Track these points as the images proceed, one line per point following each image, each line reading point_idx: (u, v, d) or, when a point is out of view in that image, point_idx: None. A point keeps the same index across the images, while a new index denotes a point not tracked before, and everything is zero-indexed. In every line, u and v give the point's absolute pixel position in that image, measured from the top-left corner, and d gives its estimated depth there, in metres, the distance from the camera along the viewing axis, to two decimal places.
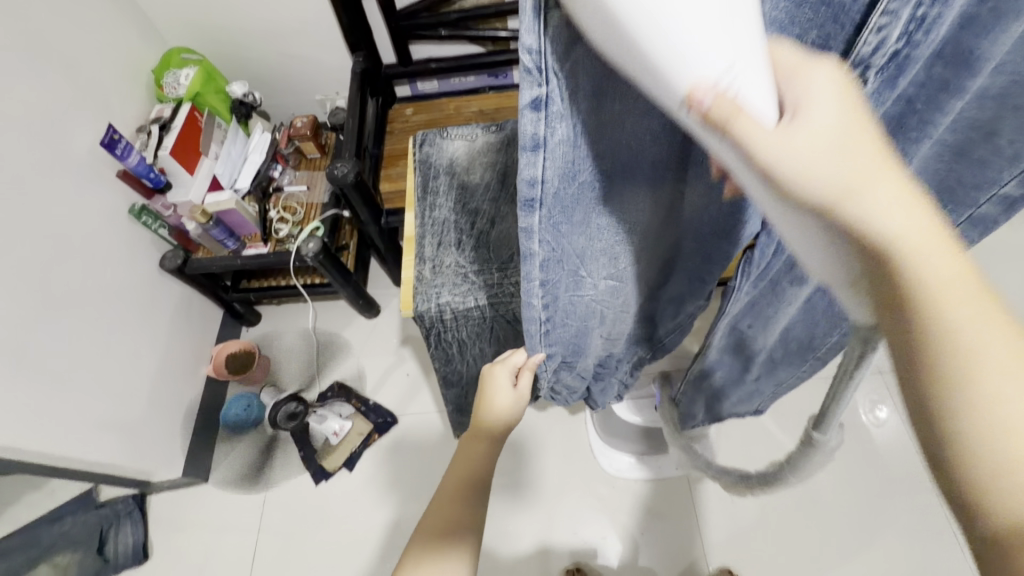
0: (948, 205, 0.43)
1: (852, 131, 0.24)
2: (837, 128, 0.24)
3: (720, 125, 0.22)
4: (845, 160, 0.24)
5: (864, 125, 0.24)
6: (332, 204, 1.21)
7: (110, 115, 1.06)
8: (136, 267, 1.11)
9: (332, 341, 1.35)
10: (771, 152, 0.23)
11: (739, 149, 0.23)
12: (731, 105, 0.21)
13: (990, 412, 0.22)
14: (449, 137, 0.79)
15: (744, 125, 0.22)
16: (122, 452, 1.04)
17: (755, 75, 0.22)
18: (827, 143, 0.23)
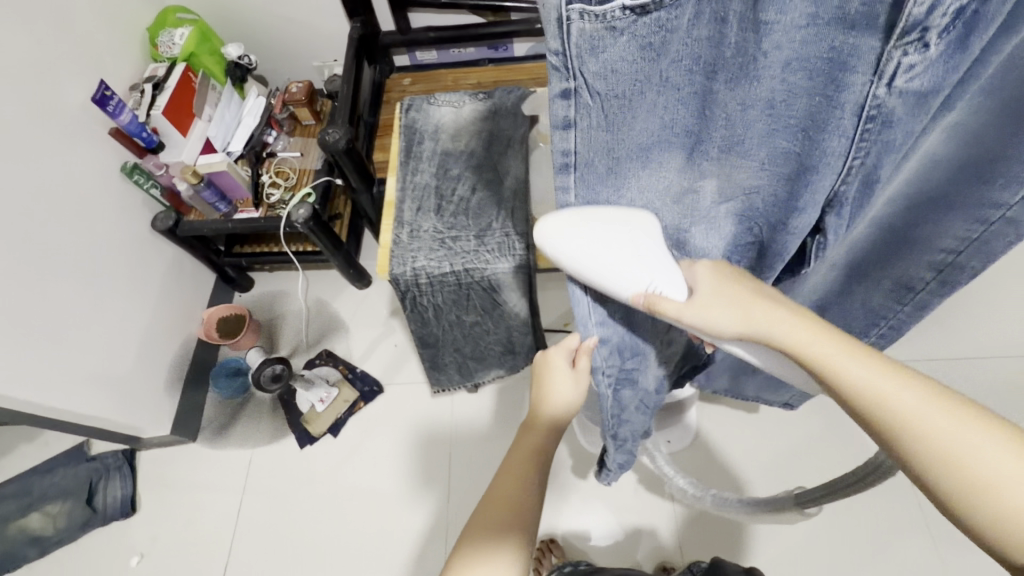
0: (999, 183, 0.40)
1: (738, 298, 0.41)
2: (723, 293, 0.41)
3: (658, 310, 0.40)
4: (737, 312, 0.41)
5: (739, 284, 0.42)
6: (324, 172, 1.20)
7: (103, 72, 1.06)
8: (128, 226, 1.11)
9: (322, 310, 1.36)
10: (702, 317, 0.40)
11: (677, 322, 0.41)
12: (661, 299, 0.40)
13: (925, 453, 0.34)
14: (436, 102, 0.77)
15: (673, 309, 0.40)
16: (111, 407, 1.06)
17: (668, 276, 0.40)
18: (721, 304, 0.41)
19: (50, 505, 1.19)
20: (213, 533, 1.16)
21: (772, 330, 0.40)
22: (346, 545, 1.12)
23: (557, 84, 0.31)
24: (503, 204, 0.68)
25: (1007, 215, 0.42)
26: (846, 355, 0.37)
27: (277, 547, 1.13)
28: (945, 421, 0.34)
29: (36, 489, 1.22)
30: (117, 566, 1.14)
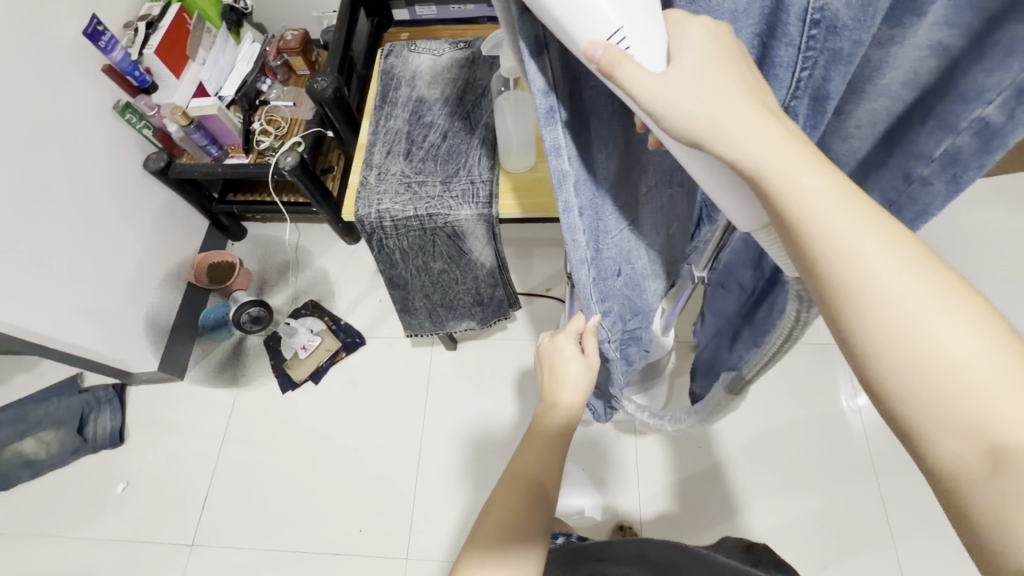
0: (929, 126, 0.36)
1: (723, 80, 0.30)
2: (707, 66, 0.29)
3: (612, 76, 0.29)
4: (713, 95, 0.30)
5: (736, 69, 0.30)
6: (315, 122, 1.20)
7: (96, 6, 1.05)
8: (120, 164, 1.13)
9: (311, 262, 1.38)
10: (657, 101, 0.30)
11: (638, 98, 0.30)
12: (623, 61, 0.28)
13: (860, 292, 0.28)
14: (416, 49, 0.77)
15: (633, 79, 0.29)
16: (98, 339, 1.10)
17: (644, 32, 0.29)
18: (699, 78, 0.30)
19: (44, 432, 1.25)
20: (197, 468, 1.20)
21: (730, 134, 0.30)
22: (321, 486, 1.16)
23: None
24: (472, 152, 0.69)
25: (925, 173, 0.38)
26: (827, 177, 0.29)
27: (255, 483, 1.18)
28: (912, 276, 0.27)
29: (31, 416, 1.28)
30: (105, 491, 1.20)
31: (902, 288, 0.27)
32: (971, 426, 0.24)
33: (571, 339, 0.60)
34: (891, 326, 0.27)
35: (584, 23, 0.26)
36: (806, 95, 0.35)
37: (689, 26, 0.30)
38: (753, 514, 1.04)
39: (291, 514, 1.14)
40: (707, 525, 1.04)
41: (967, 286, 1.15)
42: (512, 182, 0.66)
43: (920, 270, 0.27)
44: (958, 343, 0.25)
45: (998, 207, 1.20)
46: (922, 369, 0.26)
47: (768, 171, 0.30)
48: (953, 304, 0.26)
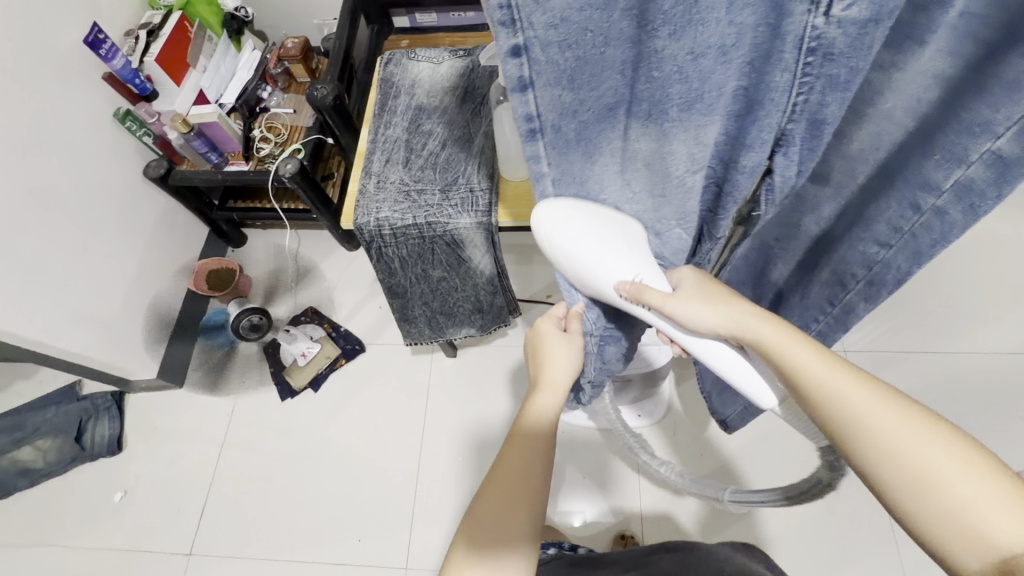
0: (936, 158, 0.37)
1: (721, 299, 0.46)
2: (707, 289, 0.47)
3: (642, 300, 0.45)
4: (716, 305, 0.46)
5: (727, 296, 0.46)
6: (315, 130, 1.20)
7: (97, 15, 1.06)
8: (119, 172, 1.13)
9: (311, 269, 1.38)
10: (679, 311, 0.45)
11: (662, 310, 0.45)
12: (645, 290, 0.44)
13: (874, 448, 0.36)
14: (415, 58, 0.77)
15: (657, 300, 0.44)
16: (97, 347, 1.10)
17: (652, 272, 0.45)
18: (704, 297, 0.46)
19: (41, 440, 1.24)
20: (195, 477, 1.20)
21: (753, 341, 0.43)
22: (320, 495, 1.15)
23: (504, 43, 0.28)
24: (470, 159, 0.68)
25: (936, 204, 0.40)
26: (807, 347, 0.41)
27: (254, 494, 1.17)
28: (885, 412, 0.36)
29: (28, 424, 1.27)
30: (102, 500, 1.19)
31: (895, 435, 0.36)
32: (968, 537, 0.31)
33: (554, 323, 0.59)
34: (900, 465, 0.35)
35: (611, 275, 0.44)
36: (802, 121, 0.36)
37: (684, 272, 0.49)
38: (755, 524, 1.03)
39: (289, 523, 1.13)
40: (708, 536, 1.03)
41: (972, 295, 1.14)
42: (510, 193, 0.66)
43: (895, 409, 0.36)
44: (943, 470, 0.33)
45: (1002, 214, 1.20)
46: (932, 497, 0.33)
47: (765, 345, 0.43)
48: (940, 448, 0.34)
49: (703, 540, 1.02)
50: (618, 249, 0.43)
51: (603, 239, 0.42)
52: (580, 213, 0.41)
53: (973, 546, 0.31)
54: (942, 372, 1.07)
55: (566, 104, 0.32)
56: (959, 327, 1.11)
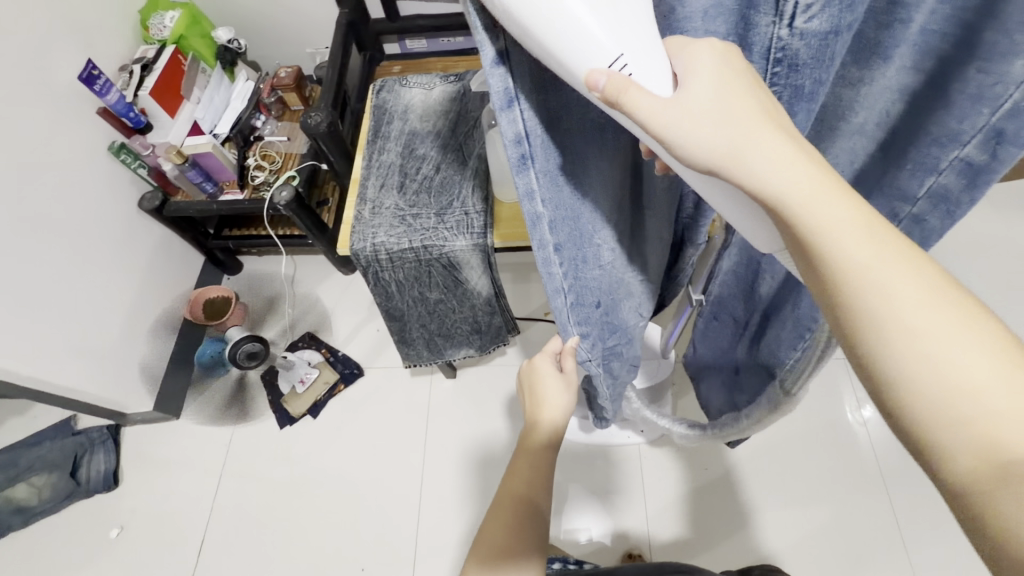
0: (908, 168, 0.37)
1: (736, 110, 0.31)
2: (722, 90, 0.30)
3: (619, 104, 0.29)
4: (728, 120, 0.30)
5: (751, 106, 0.31)
6: (310, 156, 1.21)
7: (93, 51, 1.08)
8: (115, 204, 1.14)
9: (307, 294, 1.38)
10: (671, 129, 0.30)
11: (642, 123, 0.30)
12: (629, 89, 0.28)
13: (870, 308, 0.29)
14: (407, 84, 0.78)
15: (639, 104, 0.29)
16: (93, 380, 1.09)
17: (648, 61, 0.29)
18: (712, 102, 0.30)
19: (37, 476, 1.22)
20: (192, 510, 1.17)
21: (752, 172, 0.30)
22: (321, 523, 1.13)
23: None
24: (465, 182, 0.69)
25: (913, 212, 0.39)
26: (831, 191, 0.30)
27: (253, 525, 1.14)
28: (909, 284, 0.28)
29: (22, 462, 1.25)
30: (98, 537, 1.16)
31: (900, 295, 0.28)
32: (983, 450, 0.25)
33: (548, 358, 0.61)
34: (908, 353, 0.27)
35: (580, 55, 0.27)
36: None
37: (695, 52, 0.31)
38: (766, 538, 1.01)
39: (290, 553, 1.11)
40: (718, 552, 1.01)
41: None
42: (505, 213, 0.66)
43: (930, 290, 0.28)
44: (967, 364, 0.26)
45: (990, 215, 1.22)
46: (956, 394, 0.26)
47: (791, 203, 0.30)
48: (944, 314, 0.28)
49: (714, 557, 1.01)
50: (591, 10, 0.26)
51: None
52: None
53: (981, 453, 0.25)
54: None
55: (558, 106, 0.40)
56: None
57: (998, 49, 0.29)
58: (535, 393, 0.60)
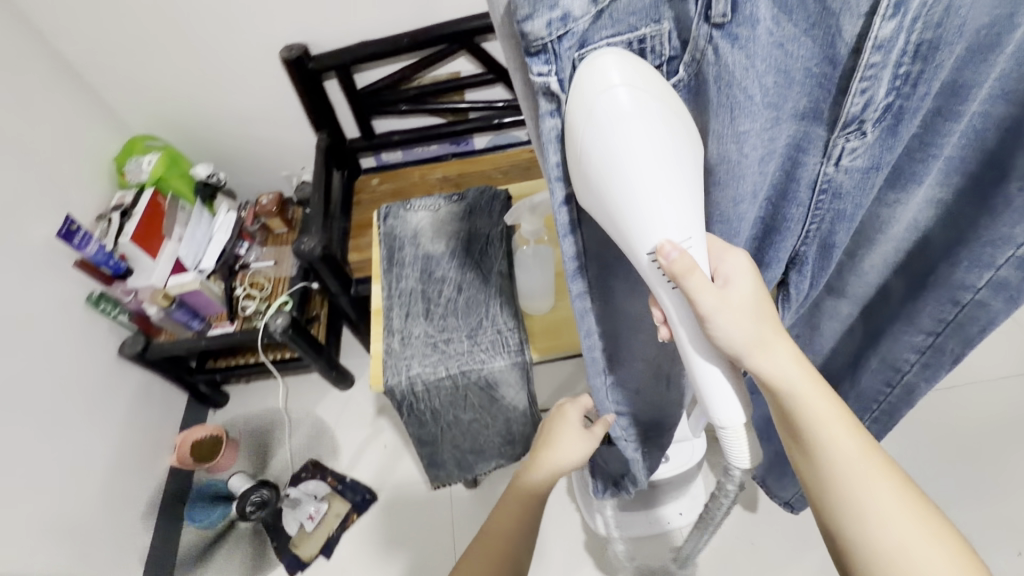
0: (963, 266, 0.42)
1: (760, 311, 0.38)
2: (755, 294, 0.37)
3: (680, 280, 0.33)
4: (757, 327, 0.37)
5: (768, 311, 0.38)
6: (300, 277, 1.20)
7: (69, 205, 1.06)
8: (94, 356, 1.07)
9: (305, 418, 1.30)
10: (715, 313, 0.35)
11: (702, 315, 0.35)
12: (687, 263, 0.32)
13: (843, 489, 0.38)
14: (412, 208, 0.79)
15: (698, 284, 0.33)
16: (74, 560, 0.96)
17: (699, 246, 0.34)
18: (746, 307, 0.37)
19: None
20: None
21: (767, 372, 0.38)
22: None
23: (559, 195, 0.36)
24: (491, 301, 0.70)
25: (976, 296, 0.44)
26: (826, 399, 0.39)
27: None
28: (889, 496, 0.37)
29: None
30: None
31: (875, 495, 0.37)
32: None
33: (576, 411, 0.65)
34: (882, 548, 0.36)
35: (645, 231, 0.32)
36: (814, 243, 0.42)
37: (734, 255, 0.37)
38: None
39: None
40: None
41: None
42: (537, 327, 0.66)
43: (901, 496, 0.37)
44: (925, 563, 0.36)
45: None
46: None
47: (794, 396, 0.38)
48: (909, 516, 0.37)
49: None
50: (673, 183, 0.31)
51: (659, 168, 0.30)
52: (646, 98, 0.29)
53: None
54: (957, 407, 1.09)
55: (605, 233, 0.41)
56: None
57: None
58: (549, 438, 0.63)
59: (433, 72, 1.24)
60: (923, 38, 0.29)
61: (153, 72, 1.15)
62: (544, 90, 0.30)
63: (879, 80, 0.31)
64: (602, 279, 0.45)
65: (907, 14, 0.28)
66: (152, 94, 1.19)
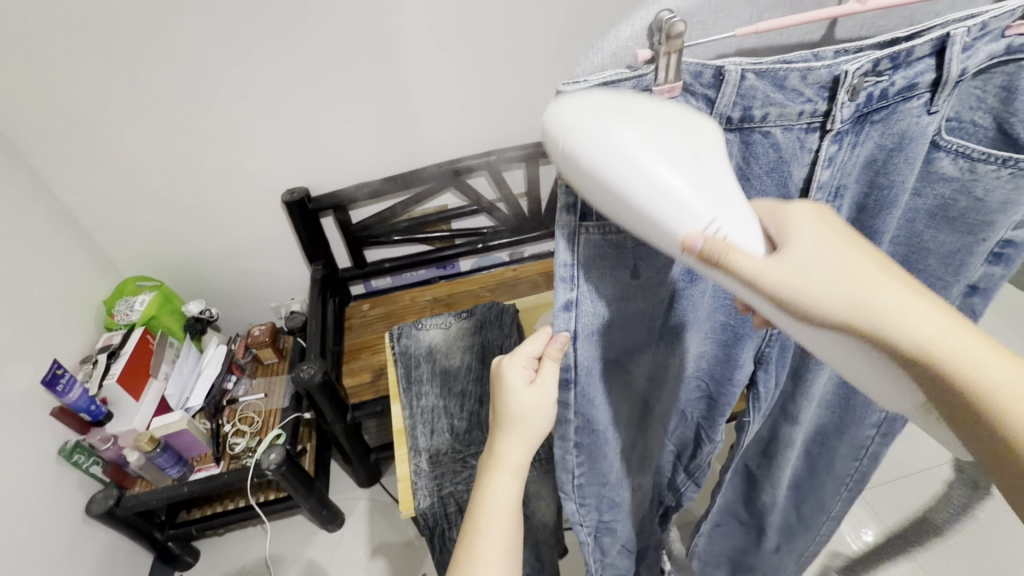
0: None
1: (840, 256, 0.33)
2: (820, 241, 0.33)
3: (721, 260, 0.29)
4: (838, 269, 0.32)
5: (851, 250, 0.33)
6: (292, 408, 1.16)
7: (55, 351, 1.04)
8: (59, 517, 0.97)
9: (290, 565, 1.18)
10: (768, 273, 0.30)
11: (754, 276, 0.30)
12: (725, 245, 0.29)
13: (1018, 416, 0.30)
14: (424, 326, 0.82)
15: (741, 260, 0.29)
16: None
17: (739, 220, 0.30)
18: (813, 255, 0.32)
19: None
20: None
21: (882, 305, 0.32)
22: None
23: (562, 296, 0.39)
24: None
25: None
26: (938, 311, 0.32)
27: None
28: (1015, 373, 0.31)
29: None
30: None
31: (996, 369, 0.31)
32: None
33: (523, 365, 0.46)
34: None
35: (663, 219, 0.28)
36: (776, 343, 0.50)
37: (794, 213, 0.34)
38: None
39: None
40: None
41: None
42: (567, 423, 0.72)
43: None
44: None
45: None
46: None
47: (906, 324, 0.32)
48: None
49: None
50: (684, 170, 0.28)
51: (674, 160, 0.28)
52: (628, 111, 0.29)
53: None
54: None
55: (602, 348, 0.43)
56: None
57: (939, 286, 0.46)
58: (500, 403, 0.47)
59: (422, 207, 1.35)
60: (842, 183, 0.39)
61: (154, 224, 1.21)
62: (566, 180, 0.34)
63: None
64: (617, 396, 0.49)
65: (834, 163, 0.37)
66: (150, 239, 1.24)
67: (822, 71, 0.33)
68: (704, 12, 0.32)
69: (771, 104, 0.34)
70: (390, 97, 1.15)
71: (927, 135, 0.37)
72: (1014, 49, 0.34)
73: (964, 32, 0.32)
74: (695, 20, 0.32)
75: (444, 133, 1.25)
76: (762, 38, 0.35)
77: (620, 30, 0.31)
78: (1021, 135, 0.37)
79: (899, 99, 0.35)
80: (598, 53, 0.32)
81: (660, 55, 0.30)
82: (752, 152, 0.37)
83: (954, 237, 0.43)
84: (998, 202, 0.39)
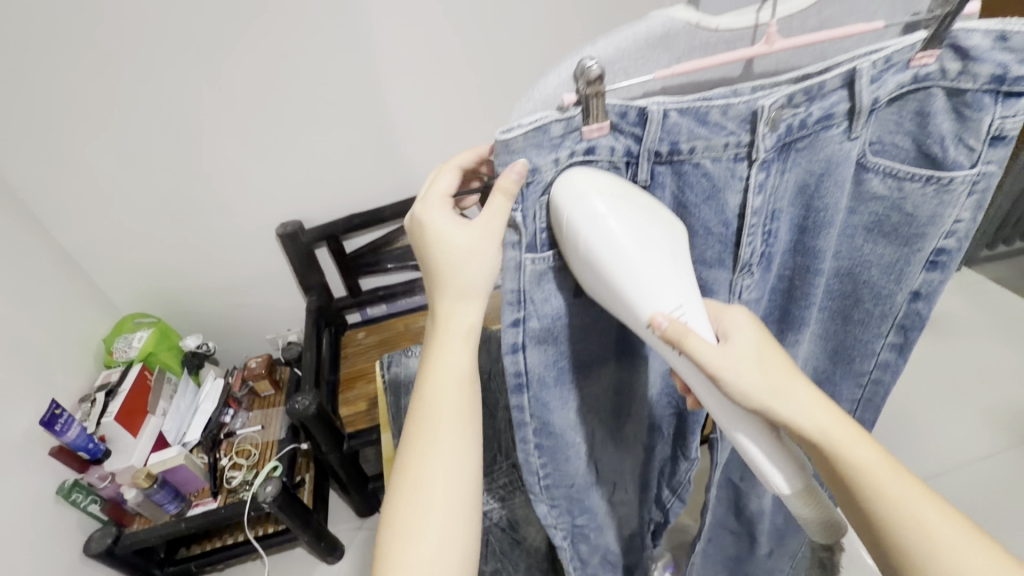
0: (857, 358, 0.54)
1: (771, 360, 0.38)
2: (758, 345, 0.38)
3: (679, 343, 0.34)
4: (769, 369, 0.38)
5: (779, 356, 0.39)
6: (289, 439, 1.17)
7: (53, 391, 1.05)
8: (56, 560, 0.96)
9: None
10: (720, 365, 0.35)
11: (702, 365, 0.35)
12: (686, 331, 0.34)
13: (899, 520, 0.36)
14: (412, 354, 0.83)
15: (699, 346, 0.34)
16: None
17: (695, 313, 0.35)
18: (753, 354, 0.37)
19: None
20: None
21: (798, 410, 0.37)
22: None
23: (509, 316, 0.40)
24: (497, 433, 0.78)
25: (872, 377, 0.55)
26: (848, 425, 0.38)
27: None
28: (904, 485, 0.37)
29: None
30: None
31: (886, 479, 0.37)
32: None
33: (439, 205, 0.45)
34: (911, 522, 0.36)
35: (636, 297, 0.34)
36: None
37: (733, 314, 0.39)
38: None
39: None
40: None
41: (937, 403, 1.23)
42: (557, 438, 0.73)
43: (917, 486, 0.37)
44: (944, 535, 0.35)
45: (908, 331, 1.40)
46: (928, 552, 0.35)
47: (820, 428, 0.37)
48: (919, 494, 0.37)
49: None
50: (659, 261, 0.34)
51: (651, 246, 0.34)
52: (616, 197, 0.34)
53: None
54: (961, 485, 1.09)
55: (551, 355, 0.44)
56: (924, 443, 1.16)
57: (881, 295, 0.48)
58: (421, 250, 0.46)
59: None
60: (777, 207, 0.41)
61: (151, 262, 1.24)
62: (510, 221, 0.37)
63: (756, 235, 0.41)
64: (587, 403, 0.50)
65: (766, 190, 0.39)
66: (146, 277, 1.26)
67: (741, 106, 0.35)
68: (625, 60, 0.34)
69: (697, 138, 0.36)
70: (377, 130, 1.19)
71: (850, 159, 0.39)
72: (920, 78, 0.36)
73: (868, 66, 0.35)
74: (618, 68, 0.34)
75: (432, 162, 1.28)
76: (682, 82, 0.37)
77: (547, 81, 0.34)
78: (939, 155, 0.39)
79: (819, 127, 0.37)
80: (530, 101, 0.34)
81: (585, 98, 0.33)
82: (685, 182, 0.39)
83: (890, 248, 0.45)
84: (926, 215, 0.42)
